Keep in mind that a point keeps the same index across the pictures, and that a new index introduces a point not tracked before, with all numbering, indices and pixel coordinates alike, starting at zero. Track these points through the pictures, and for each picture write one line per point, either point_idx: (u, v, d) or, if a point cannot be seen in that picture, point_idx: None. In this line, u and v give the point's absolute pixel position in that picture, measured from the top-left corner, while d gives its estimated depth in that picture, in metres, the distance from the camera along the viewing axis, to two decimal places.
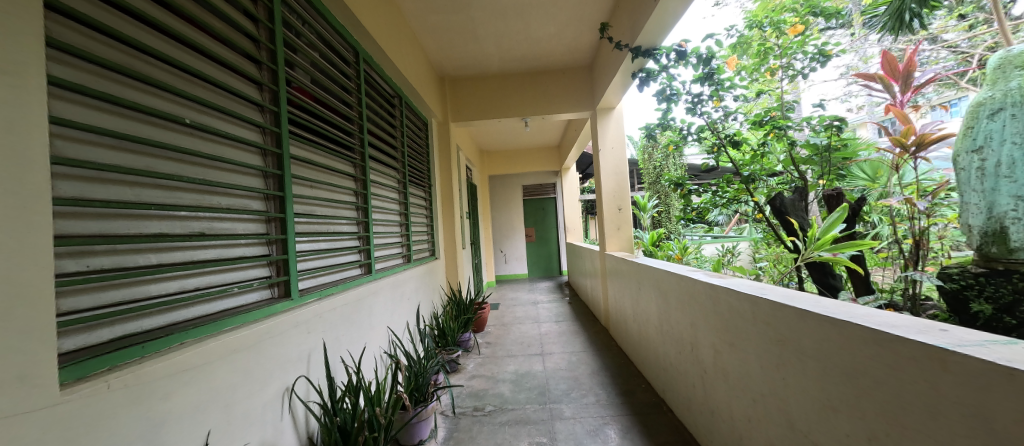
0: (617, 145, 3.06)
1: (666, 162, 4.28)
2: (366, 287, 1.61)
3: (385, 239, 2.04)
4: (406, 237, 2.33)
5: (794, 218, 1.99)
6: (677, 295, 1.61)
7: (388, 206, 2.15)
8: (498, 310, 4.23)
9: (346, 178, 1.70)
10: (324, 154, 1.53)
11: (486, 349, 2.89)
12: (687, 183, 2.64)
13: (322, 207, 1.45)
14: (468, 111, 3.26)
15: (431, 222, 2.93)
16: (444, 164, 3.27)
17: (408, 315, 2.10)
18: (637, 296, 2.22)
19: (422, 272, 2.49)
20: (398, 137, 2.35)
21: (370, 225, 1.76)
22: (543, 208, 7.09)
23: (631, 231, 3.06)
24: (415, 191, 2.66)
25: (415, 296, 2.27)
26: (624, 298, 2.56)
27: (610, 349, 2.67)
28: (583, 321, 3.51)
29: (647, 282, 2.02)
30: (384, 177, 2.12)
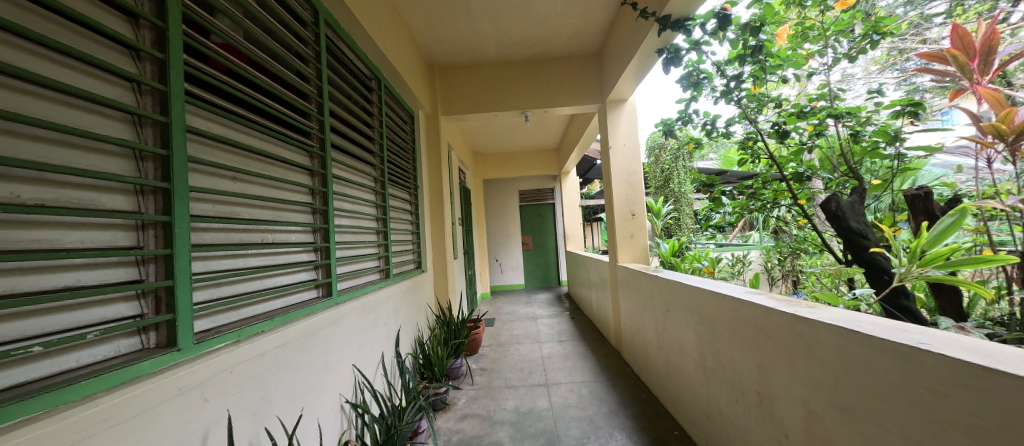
0: (630, 141, 2.70)
1: (676, 165, 4.11)
2: (321, 316, 1.17)
3: (353, 251, 1.61)
4: (384, 247, 1.91)
5: (855, 225, 1.72)
6: (738, 326, 1.21)
7: (360, 209, 1.73)
8: (494, 327, 3.80)
9: (299, 171, 1.27)
10: (259, 136, 1.10)
11: (480, 377, 2.46)
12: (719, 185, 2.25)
13: (253, 206, 1.01)
14: (460, 103, 2.87)
15: (417, 228, 2.52)
16: (432, 163, 2.85)
17: (384, 346, 1.67)
18: (665, 318, 1.81)
19: (405, 289, 2.07)
20: (372, 126, 1.94)
21: (331, 232, 1.32)
22: (540, 214, 6.72)
23: (646, 240, 2.68)
24: (397, 193, 2.25)
25: (393, 321, 1.83)
26: (644, 320, 2.14)
27: (626, 379, 2.28)
28: (589, 341, 3.11)
29: (682, 305, 1.61)
30: (353, 173, 1.70)
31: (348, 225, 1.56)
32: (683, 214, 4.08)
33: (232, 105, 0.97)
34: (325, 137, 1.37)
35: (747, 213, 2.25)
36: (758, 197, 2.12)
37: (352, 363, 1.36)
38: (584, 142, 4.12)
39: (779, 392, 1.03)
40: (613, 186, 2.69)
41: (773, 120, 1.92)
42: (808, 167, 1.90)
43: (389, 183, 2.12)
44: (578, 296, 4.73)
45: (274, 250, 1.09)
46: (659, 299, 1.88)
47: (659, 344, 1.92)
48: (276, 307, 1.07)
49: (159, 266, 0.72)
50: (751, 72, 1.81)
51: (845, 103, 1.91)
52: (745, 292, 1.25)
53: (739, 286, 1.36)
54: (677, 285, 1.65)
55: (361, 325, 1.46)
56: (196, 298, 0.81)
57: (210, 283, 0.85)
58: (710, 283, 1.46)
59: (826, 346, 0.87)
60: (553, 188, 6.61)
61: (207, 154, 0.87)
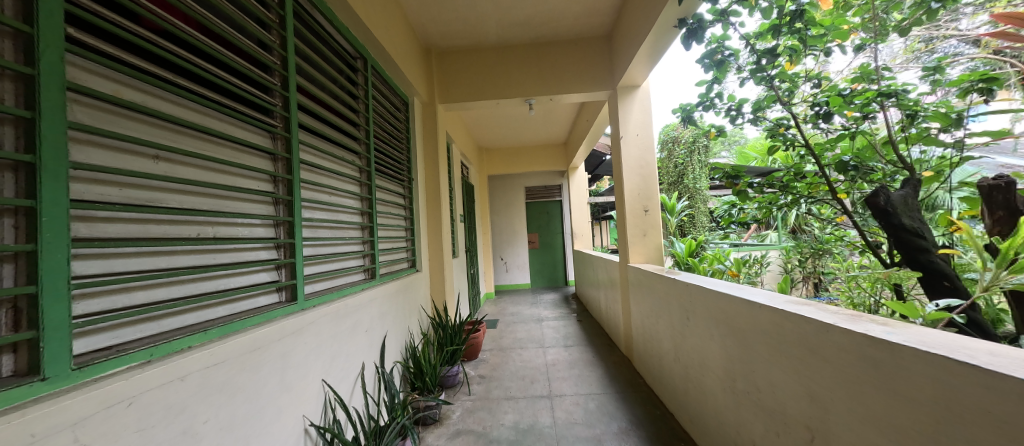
0: (643, 131, 2.46)
1: (691, 159, 3.93)
2: (276, 325, 0.99)
3: (331, 248, 1.42)
4: (370, 244, 1.72)
5: (908, 221, 1.46)
6: (779, 342, 0.99)
7: (339, 202, 1.54)
8: (496, 330, 3.61)
9: (257, 155, 1.08)
10: (201, 109, 0.92)
11: (478, 386, 2.27)
12: (746, 176, 1.94)
13: (184, 194, 0.84)
14: (459, 90, 2.67)
15: (412, 224, 2.34)
16: (429, 154, 2.65)
17: (367, 355, 1.48)
18: (683, 326, 1.59)
19: (397, 290, 1.88)
20: (357, 111, 1.76)
21: (297, 227, 1.14)
22: (547, 212, 6.50)
23: (660, 239, 2.45)
24: (388, 186, 2.06)
25: (381, 326, 1.65)
26: (658, 326, 1.91)
27: (638, 392, 2.06)
28: (596, 346, 2.89)
29: (705, 313, 1.39)
30: (329, 160, 1.52)
31: (323, 218, 1.37)
32: (698, 212, 3.84)
33: (157, 67, 0.79)
34: (291, 116, 1.19)
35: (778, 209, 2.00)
36: (791, 190, 1.88)
37: (321, 378, 1.17)
38: (594, 135, 3.89)
39: (838, 432, 0.81)
40: (623, 180, 2.47)
41: (807, 105, 1.70)
42: (855, 153, 1.63)
43: (378, 174, 1.93)
44: (586, 297, 4.51)
45: (217, 247, 0.91)
46: (676, 305, 1.66)
47: (676, 355, 1.70)
48: (217, 316, 0.89)
49: (20, 267, 0.56)
50: (787, 45, 1.57)
51: (895, 81, 1.65)
52: (786, 301, 1.03)
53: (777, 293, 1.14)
54: (699, 289, 1.43)
55: (335, 333, 1.27)
56: (83, 309, 0.63)
57: (110, 289, 0.67)
58: (740, 288, 1.24)
59: (907, 380, 0.65)
60: (561, 184, 6.39)
61: (111, 124, 0.70)
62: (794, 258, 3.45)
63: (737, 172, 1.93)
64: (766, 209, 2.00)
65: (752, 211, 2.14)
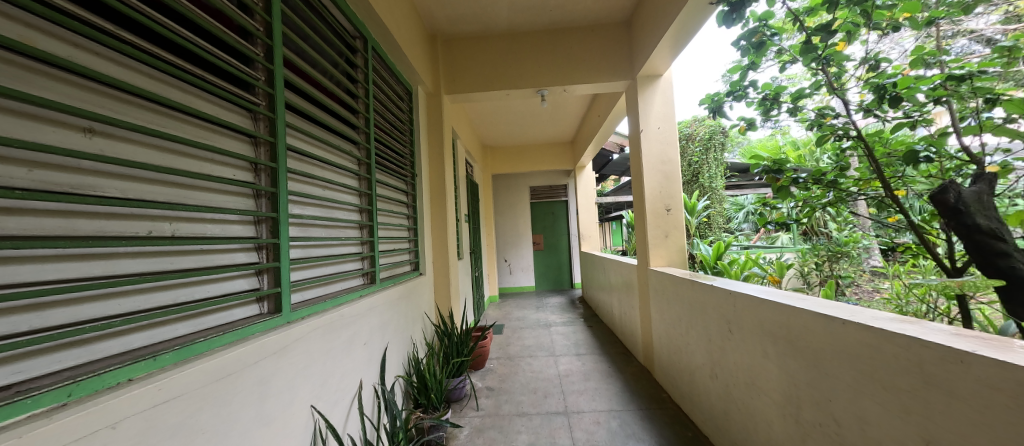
0: (666, 124, 2.23)
1: (706, 157, 3.77)
2: (254, 345, 0.79)
3: (323, 249, 1.23)
4: (370, 246, 1.54)
5: (982, 220, 1.27)
6: (882, 370, 0.79)
7: (336, 197, 1.35)
8: (502, 336, 3.41)
9: (233, 138, 0.90)
10: (156, 75, 0.74)
11: (487, 400, 2.06)
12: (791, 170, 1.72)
13: (127, 179, 0.65)
14: (466, 80, 2.48)
15: (415, 223, 2.15)
16: (433, 147, 2.44)
17: (364, 372, 1.29)
18: (723, 339, 1.41)
19: (398, 296, 1.69)
20: (356, 96, 1.57)
21: (283, 224, 0.95)
22: (552, 212, 6.32)
23: (683, 241, 2.21)
24: (389, 181, 1.87)
25: (382, 338, 1.46)
26: (687, 338, 1.72)
27: (664, 408, 1.85)
28: (611, 355, 2.68)
29: (757, 327, 1.20)
30: (322, 150, 1.34)
31: (316, 216, 1.18)
32: (715, 212, 3.65)
33: (93, 15, 0.62)
34: (276, 94, 0.99)
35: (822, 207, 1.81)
36: (839, 184, 1.69)
37: (311, 403, 0.97)
38: (605, 131, 3.69)
39: None
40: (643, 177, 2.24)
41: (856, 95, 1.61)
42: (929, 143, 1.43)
43: (377, 168, 1.73)
44: (595, 301, 4.31)
45: (177, 247, 0.72)
46: (713, 316, 1.47)
47: (712, 371, 1.50)
48: (176, 336, 0.70)
49: None
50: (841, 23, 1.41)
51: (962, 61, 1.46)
52: (885, 321, 0.83)
53: (853, 307, 0.96)
54: (749, 300, 1.24)
55: (328, 349, 1.08)
56: None
57: (14, 305, 0.47)
58: (807, 301, 1.06)
59: None
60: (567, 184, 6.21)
61: (15, 80, 0.51)
62: (810, 261, 3.30)
63: (781, 166, 1.73)
64: (807, 207, 1.81)
65: (789, 212, 1.93)
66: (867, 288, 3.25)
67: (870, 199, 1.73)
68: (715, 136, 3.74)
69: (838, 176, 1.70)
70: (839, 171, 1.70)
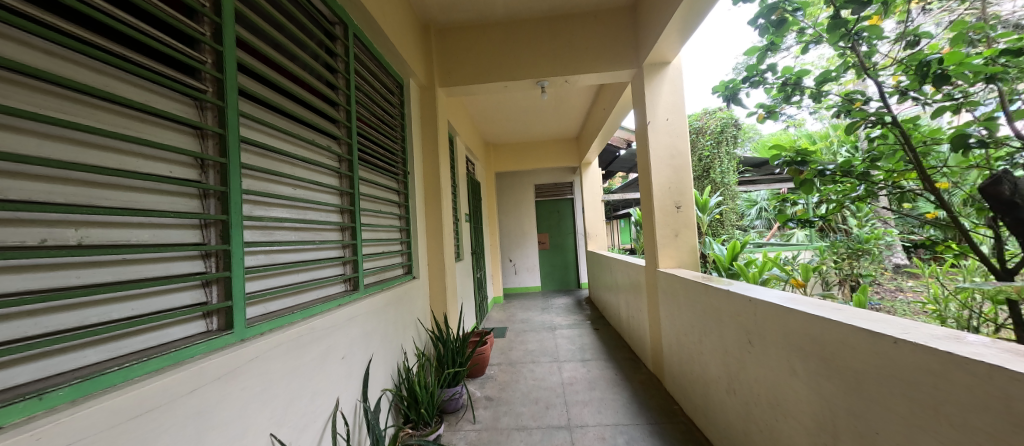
0: (675, 115, 2.05)
1: (718, 151, 3.57)
2: (192, 371, 0.67)
3: (294, 254, 1.10)
4: (352, 249, 1.42)
5: None
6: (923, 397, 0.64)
7: (312, 197, 1.23)
8: (505, 340, 3.27)
9: (167, 128, 0.77)
10: (57, 52, 0.61)
11: (484, 411, 1.92)
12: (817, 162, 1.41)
13: (19, 177, 0.53)
14: (461, 72, 2.34)
15: (408, 225, 2.01)
16: (427, 144, 2.29)
17: (342, 388, 1.17)
18: (737, 351, 1.23)
19: (385, 302, 1.56)
20: (335, 86, 1.44)
21: (235, 229, 0.83)
22: (558, 211, 6.16)
23: (695, 239, 2.04)
24: (377, 179, 1.75)
25: (365, 349, 1.34)
26: (698, 346, 1.55)
27: (677, 422, 1.69)
28: (618, 360, 2.51)
29: (778, 338, 1.01)
30: (297, 146, 1.19)
31: (286, 217, 1.05)
32: (728, 209, 3.46)
33: None
34: (227, 79, 0.87)
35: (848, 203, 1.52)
36: (871, 177, 1.41)
37: (271, 431, 0.86)
38: (611, 125, 3.52)
39: None
40: (651, 172, 2.07)
41: (888, 77, 1.41)
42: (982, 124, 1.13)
43: (362, 165, 1.61)
44: (602, 302, 4.16)
45: (94, 258, 0.60)
46: (727, 324, 1.29)
47: (726, 387, 1.32)
48: (90, 363, 0.58)
49: None
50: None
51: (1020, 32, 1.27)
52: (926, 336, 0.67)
53: (893, 316, 0.77)
54: (767, 307, 1.06)
55: (294, 367, 0.96)
56: None
57: None
58: (838, 311, 0.86)
59: None
60: (572, 182, 6.04)
61: None
62: (828, 258, 3.09)
63: (806, 157, 1.42)
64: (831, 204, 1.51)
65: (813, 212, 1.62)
66: (890, 288, 3.04)
67: (895, 192, 1.47)
68: (727, 129, 3.55)
69: (871, 167, 1.43)
70: (872, 160, 1.41)
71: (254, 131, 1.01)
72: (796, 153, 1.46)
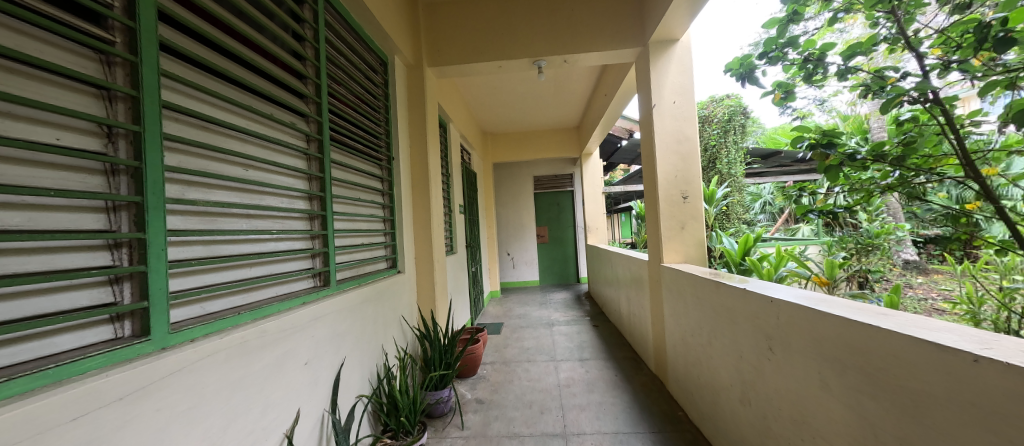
0: (682, 98, 1.88)
1: (725, 140, 3.40)
2: (79, 392, 0.53)
3: (243, 245, 0.94)
4: (322, 240, 1.25)
5: None
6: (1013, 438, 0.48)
7: (268, 181, 1.05)
8: (500, 336, 3.14)
9: (54, 84, 0.59)
10: None
11: (474, 416, 1.78)
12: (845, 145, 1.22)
13: None
14: (451, 50, 2.14)
15: (395, 216, 1.84)
16: (415, 127, 2.07)
17: (303, 398, 1.02)
18: (753, 357, 1.07)
19: (364, 299, 1.40)
20: (302, 57, 1.25)
21: (154, 214, 0.69)
22: (557, 204, 5.98)
23: (703, 232, 1.89)
24: (358, 164, 1.58)
25: (336, 353, 1.19)
26: (706, 349, 1.39)
27: (682, 430, 1.56)
28: (618, 360, 2.37)
29: (804, 346, 0.86)
30: (249, 122, 1.00)
31: (233, 203, 0.90)
32: (736, 202, 3.31)
33: None
34: (144, 29, 0.70)
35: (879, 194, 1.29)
36: (905, 163, 1.17)
37: None
38: (613, 112, 3.34)
39: None
40: (656, 159, 1.90)
41: (929, 44, 1.17)
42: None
43: (338, 149, 1.44)
44: (601, 297, 4.02)
45: None
46: (742, 327, 1.13)
47: (738, 395, 1.17)
48: None
49: None
50: None
51: None
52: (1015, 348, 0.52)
53: (960, 325, 0.61)
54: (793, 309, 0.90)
55: (237, 379, 0.81)
56: None
57: None
58: (884, 316, 0.69)
59: None
60: (572, 174, 5.87)
61: None
62: (836, 253, 2.96)
63: (834, 138, 1.21)
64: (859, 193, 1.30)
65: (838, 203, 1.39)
66: (900, 284, 2.92)
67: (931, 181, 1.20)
68: (735, 117, 3.39)
69: (904, 153, 1.17)
70: (906, 145, 1.17)
71: (193, 100, 0.83)
72: (821, 134, 1.25)
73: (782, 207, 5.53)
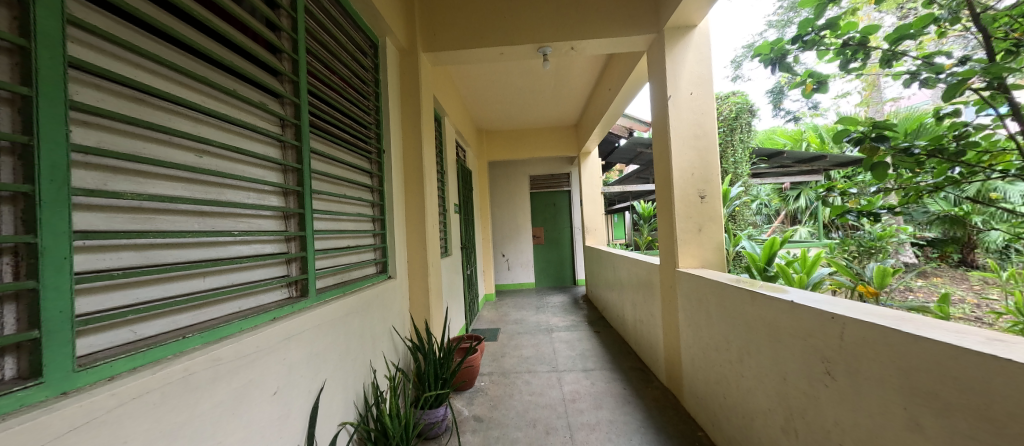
0: (699, 90, 1.75)
1: (732, 139, 3.31)
2: None
3: (191, 250, 0.71)
4: (300, 243, 1.03)
5: None
6: None
7: (228, 170, 0.84)
8: (497, 343, 2.96)
9: None
10: None
11: (472, 437, 1.61)
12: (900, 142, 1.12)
13: None
14: (450, 35, 1.97)
15: (387, 215, 1.65)
16: (408, 118, 1.88)
17: (273, 437, 0.81)
18: (811, 379, 0.92)
19: (350, 312, 1.20)
20: (276, 26, 1.02)
21: (54, 211, 0.49)
22: (554, 204, 5.85)
23: (721, 235, 1.76)
24: (345, 156, 1.39)
25: (316, 375, 0.98)
26: (739, 367, 1.23)
27: None
28: (625, 372, 2.23)
29: (898, 378, 0.70)
30: (204, 98, 0.80)
31: (181, 196, 0.69)
32: (745, 204, 3.25)
33: None
34: None
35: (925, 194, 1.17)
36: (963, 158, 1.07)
37: None
38: (616, 109, 3.19)
39: None
40: (671, 155, 1.76)
41: (991, 28, 1.06)
42: None
43: (323, 139, 1.25)
44: (601, 301, 3.89)
45: None
46: (793, 345, 0.98)
47: (784, 421, 1.02)
48: None
49: None
50: None
51: None
52: None
53: None
54: (874, 331, 0.75)
55: (181, 425, 0.60)
56: None
57: None
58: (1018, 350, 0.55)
59: None
60: (570, 173, 5.74)
61: None
62: (840, 256, 2.90)
63: (884, 131, 1.10)
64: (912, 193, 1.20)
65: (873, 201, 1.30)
66: (903, 288, 2.86)
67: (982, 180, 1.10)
68: (741, 115, 3.32)
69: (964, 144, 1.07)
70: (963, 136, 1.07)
71: (123, 64, 0.63)
72: (869, 127, 1.14)
73: (778, 209, 5.52)
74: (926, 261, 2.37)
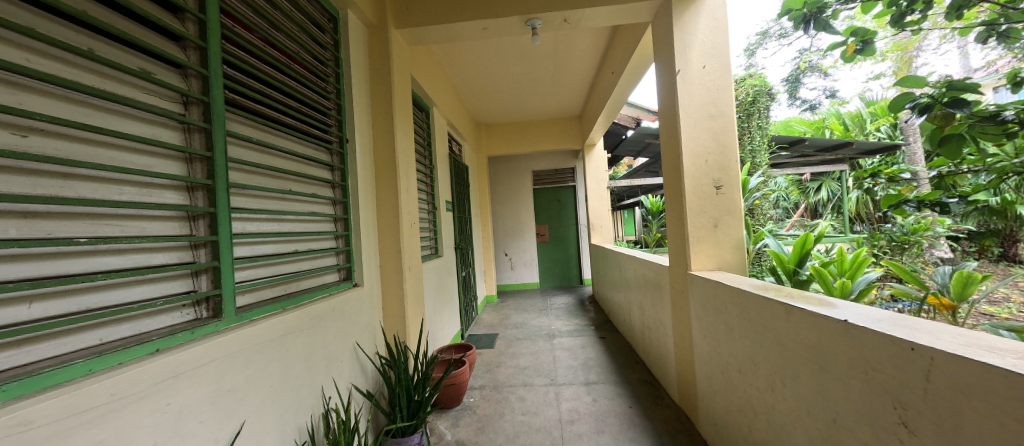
0: (713, 62, 1.49)
1: (752, 125, 3.00)
2: None
3: (5, 266, 0.50)
4: (212, 250, 0.83)
5: None
6: None
7: (85, 158, 0.61)
8: (493, 351, 2.75)
9: None
10: None
11: None
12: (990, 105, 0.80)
13: None
14: (426, 9, 1.74)
15: (352, 214, 1.45)
16: (379, 103, 1.66)
17: None
18: (876, 429, 0.67)
19: (292, 331, 1.00)
20: None
21: None
22: (558, 200, 5.60)
23: (742, 232, 1.50)
24: (293, 145, 1.19)
25: (229, 417, 0.78)
26: (769, 397, 0.99)
27: None
28: (632, 386, 1.99)
29: None
30: (29, 56, 0.55)
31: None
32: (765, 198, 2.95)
33: None
34: None
35: (1015, 175, 0.86)
36: None
37: None
38: (620, 95, 2.93)
39: None
40: (681, 140, 1.51)
41: None
42: None
43: (262, 123, 1.05)
44: (608, 303, 3.64)
45: None
46: (848, 380, 0.73)
47: None
48: None
49: None
50: None
51: None
52: None
53: None
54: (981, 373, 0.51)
55: None
56: None
57: None
58: None
59: None
60: (574, 168, 5.46)
61: None
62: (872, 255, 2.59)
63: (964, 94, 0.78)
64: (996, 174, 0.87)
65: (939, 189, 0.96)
66: None
67: None
68: (759, 98, 3.02)
69: None
70: None
71: None
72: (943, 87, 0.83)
73: (796, 202, 5.17)
74: (969, 257, 2.08)
